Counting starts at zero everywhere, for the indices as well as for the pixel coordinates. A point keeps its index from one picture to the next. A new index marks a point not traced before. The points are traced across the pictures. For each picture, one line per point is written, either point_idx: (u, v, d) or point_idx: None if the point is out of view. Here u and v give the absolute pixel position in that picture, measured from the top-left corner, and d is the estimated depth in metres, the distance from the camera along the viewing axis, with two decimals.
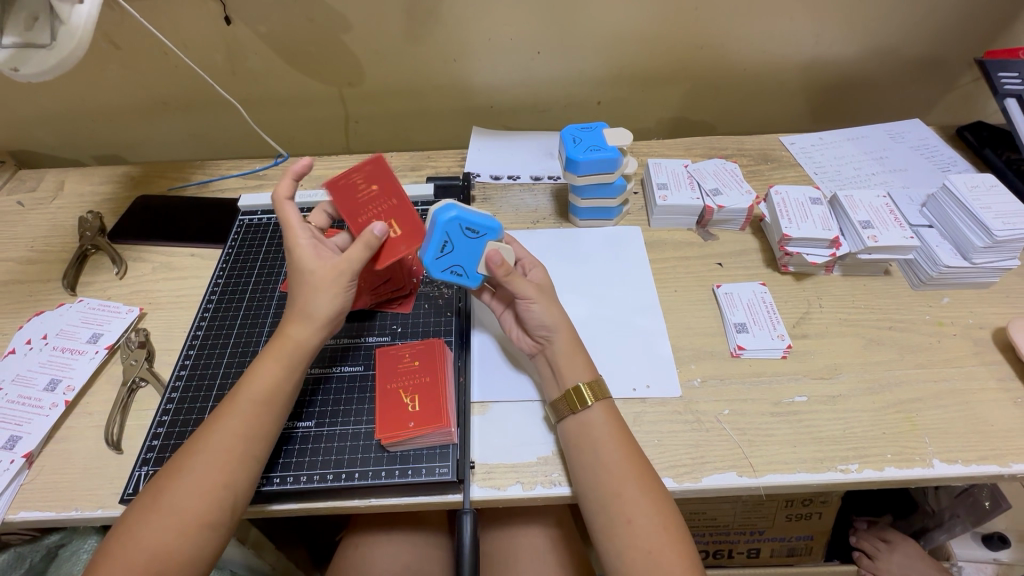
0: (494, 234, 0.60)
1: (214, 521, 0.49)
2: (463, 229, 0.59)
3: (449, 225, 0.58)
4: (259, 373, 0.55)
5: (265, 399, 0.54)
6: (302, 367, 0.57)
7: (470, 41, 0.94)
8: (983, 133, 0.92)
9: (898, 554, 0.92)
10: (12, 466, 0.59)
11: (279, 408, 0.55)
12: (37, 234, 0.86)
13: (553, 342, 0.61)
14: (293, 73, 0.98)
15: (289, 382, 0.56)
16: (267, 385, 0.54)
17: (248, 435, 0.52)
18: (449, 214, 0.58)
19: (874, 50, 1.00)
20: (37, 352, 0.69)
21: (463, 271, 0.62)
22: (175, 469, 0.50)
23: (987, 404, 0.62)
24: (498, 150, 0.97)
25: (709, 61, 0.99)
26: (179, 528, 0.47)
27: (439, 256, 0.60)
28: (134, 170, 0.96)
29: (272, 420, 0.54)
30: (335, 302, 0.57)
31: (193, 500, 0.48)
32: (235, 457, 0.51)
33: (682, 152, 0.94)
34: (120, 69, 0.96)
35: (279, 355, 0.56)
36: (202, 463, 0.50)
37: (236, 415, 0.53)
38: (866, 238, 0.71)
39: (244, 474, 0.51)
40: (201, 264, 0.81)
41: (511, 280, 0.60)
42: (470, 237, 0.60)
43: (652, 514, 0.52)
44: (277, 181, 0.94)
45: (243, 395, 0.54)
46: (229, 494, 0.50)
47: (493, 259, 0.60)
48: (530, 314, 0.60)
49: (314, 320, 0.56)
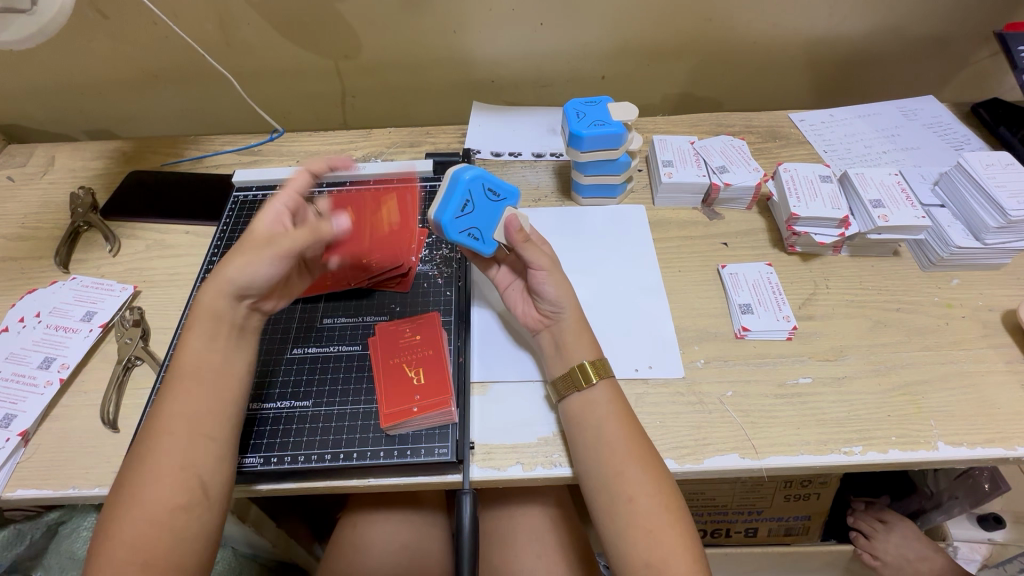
0: (512, 200, 0.64)
1: (187, 503, 0.48)
2: (485, 189, 0.62)
3: (471, 184, 0.61)
4: (186, 351, 0.53)
5: (192, 373, 0.52)
6: (230, 335, 0.55)
7: (471, 11, 0.90)
8: (998, 110, 0.89)
9: (895, 534, 0.92)
10: (7, 444, 0.59)
11: (216, 379, 0.53)
12: (27, 210, 0.84)
13: (561, 319, 0.60)
14: (288, 45, 0.95)
15: (214, 353, 0.54)
16: (195, 361, 0.53)
17: (190, 414, 0.50)
18: (474, 173, 0.61)
19: (889, 24, 0.96)
20: (30, 330, 0.68)
21: (480, 235, 0.62)
22: (132, 464, 0.49)
23: (995, 387, 0.61)
24: (499, 125, 0.94)
25: (717, 34, 0.96)
26: (150, 518, 0.46)
27: (458, 215, 0.60)
28: (126, 145, 0.94)
29: (211, 393, 0.52)
30: (258, 275, 0.54)
31: (155, 489, 0.47)
32: (183, 438, 0.49)
33: (688, 128, 0.92)
34: (108, 40, 0.93)
35: (202, 329, 0.54)
36: (153, 452, 0.49)
37: (173, 398, 0.51)
38: (877, 217, 0.69)
39: (199, 450, 0.50)
40: (195, 241, 0.79)
41: (526, 247, 0.61)
42: (491, 199, 0.63)
43: (652, 493, 0.51)
44: (272, 156, 0.91)
45: (175, 377, 0.52)
46: (193, 475, 0.49)
47: (514, 225, 0.62)
48: (541, 285, 0.60)
49: (235, 292, 0.54)
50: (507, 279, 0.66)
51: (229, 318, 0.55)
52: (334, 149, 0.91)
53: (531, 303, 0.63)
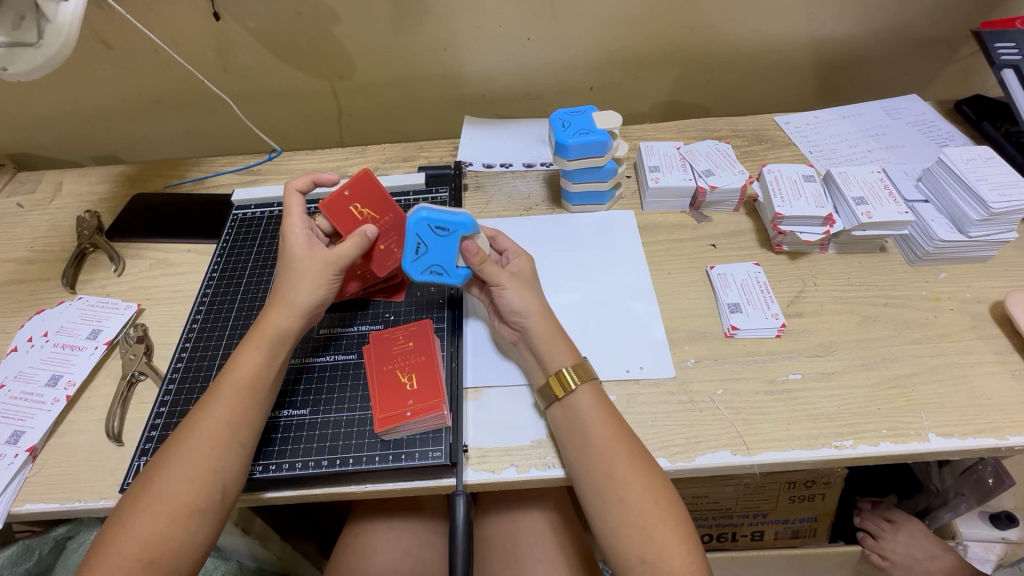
0: (466, 230, 0.62)
1: (205, 508, 0.49)
2: (433, 228, 0.61)
3: (419, 226, 0.61)
4: (241, 359, 0.56)
5: (248, 385, 0.55)
6: (284, 352, 0.57)
7: (460, 30, 0.93)
8: (981, 106, 0.91)
9: (903, 533, 0.91)
10: (16, 460, 0.60)
11: (266, 393, 0.55)
12: (36, 234, 0.87)
13: (529, 329, 0.61)
14: (284, 68, 0.98)
15: (271, 368, 0.56)
16: (250, 370, 0.55)
17: (234, 421, 0.53)
18: (419, 214, 0.61)
19: (870, 26, 0.98)
20: (38, 349, 0.71)
21: (443, 269, 0.63)
22: (164, 459, 0.51)
23: (984, 378, 0.62)
24: (490, 138, 0.97)
25: (701, 42, 0.98)
26: (170, 517, 0.48)
27: (416, 257, 0.62)
28: (130, 169, 0.97)
29: (257, 406, 0.55)
30: (316, 293, 0.59)
31: (182, 485, 0.49)
32: (222, 443, 0.51)
33: (675, 134, 0.93)
34: (112, 69, 0.97)
35: (260, 342, 0.57)
36: (191, 450, 0.51)
37: (221, 402, 0.53)
38: (859, 214, 0.70)
39: (232, 459, 0.52)
40: (197, 259, 0.82)
41: (485, 267, 0.61)
42: (441, 235, 0.61)
43: (644, 490, 0.52)
44: (270, 175, 0.94)
45: (229, 381, 0.55)
46: (218, 481, 0.50)
47: (470, 250, 0.61)
48: (502, 300, 0.62)
49: (294, 309, 0.58)
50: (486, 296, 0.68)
51: (286, 337, 0.57)
52: (330, 166, 0.94)
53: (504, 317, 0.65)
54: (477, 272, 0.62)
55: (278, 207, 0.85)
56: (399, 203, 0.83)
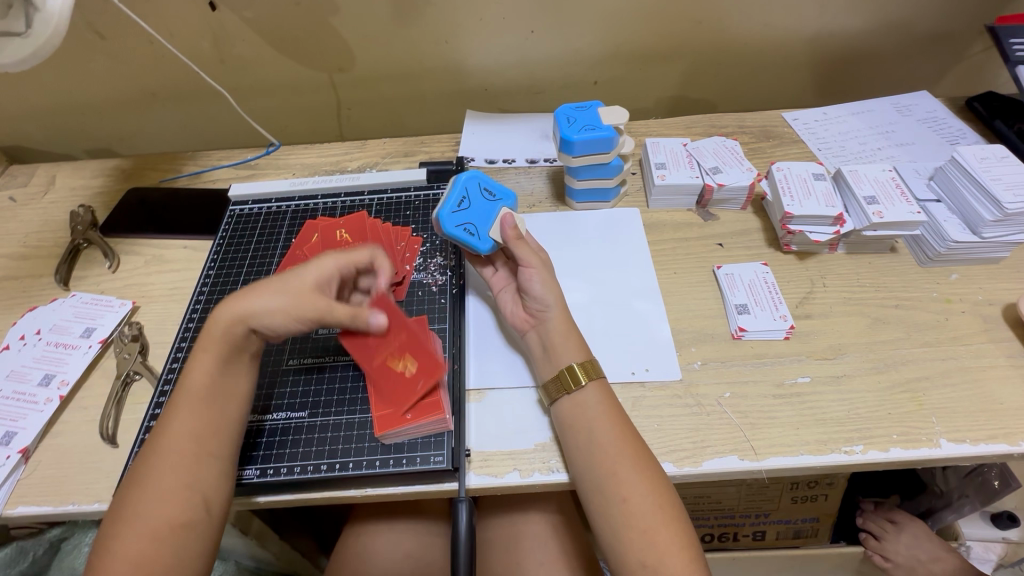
0: (507, 202, 0.68)
1: (189, 519, 0.48)
2: (481, 190, 0.68)
3: (468, 184, 0.68)
4: (195, 372, 0.54)
5: (205, 393, 0.53)
6: (241, 355, 0.56)
7: (462, 22, 0.91)
8: (993, 104, 0.89)
9: (906, 535, 0.91)
10: (8, 462, 0.59)
11: (226, 398, 0.54)
12: (29, 229, 0.85)
13: (548, 319, 0.60)
14: (283, 60, 0.96)
15: (229, 373, 0.55)
16: (204, 379, 0.54)
17: (199, 433, 0.51)
18: (472, 175, 0.69)
19: (880, 21, 0.96)
20: (31, 347, 0.69)
21: (475, 230, 0.64)
22: (137, 480, 0.49)
23: (996, 382, 0.61)
24: (493, 133, 0.95)
25: (708, 36, 0.96)
26: (152, 535, 0.47)
27: (456, 210, 0.65)
28: (125, 163, 0.95)
29: (222, 412, 0.53)
30: (286, 322, 0.55)
31: (158, 504, 0.48)
32: (189, 455, 0.50)
33: (681, 130, 0.92)
34: (106, 60, 0.94)
35: (212, 347, 0.55)
36: (158, 468, 0.49)
37: (182, 414, 0.52)
38: (871, 214, 0.69)
39: (207, 468, 0.50)
40: (193, 256, 0.80)
41: (518, 243, 0.63)
42: (488, 199, 0.68)
43: (646, 493, 0.51)
44: (268, 170, 0.92)
45: (184, 393, 0.53)
46: (196, 493, 0.49)
47: (507, 221, 0.65)
48: (530, 283, 0.61)
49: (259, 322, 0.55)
50: (500, 282, 0.67)
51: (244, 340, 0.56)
52: (329, 161, 0.92)
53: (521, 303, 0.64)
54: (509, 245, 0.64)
55: (276, 202, 0.83)
56: (399, 199, 0.81)
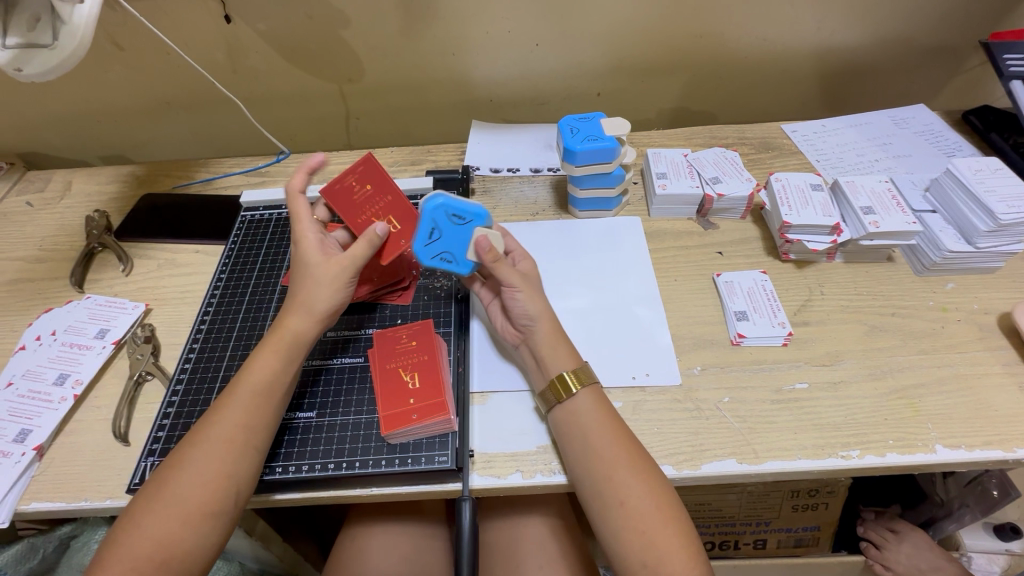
0: (481, 220, 0.62)
1: (218, 510, 0.49)
2: (450, 214, 0.61)
3: (436, 211, 0.61)
4: (257, 366, 0.56)
5: (264, 390, 0.55)
6: (300, 357, 0.58)
7: (469, 35, 0.94)
8: (989, 117, 0.91)
9: (907, 544, 0.91)
10: (23, 458, 0.60)
11: (280, 398, 0.56)
12: (45, 233, 0.88)
13: (535, 332, 0.61)
14: (294, 71, 0.99)
15: (287, 374, 0.56)
16: (265, 376, 0.55)
17: (250, 427, 0.53)
18: (436, 201, 0.61)
19: (878, 36, 0.98)
20: (46, 348, 0.71)
21: (453, 257, 0.63)
22: (178, 460, 0.51)
23: (991, 389, 0.62)
24: (498, 143, 0.97)
25: (709, 50, 0.99)
26: (183, 519, 0.48)
27: (428, 243, 0.62)
28: (139, 169, 0.98)
29: (273, 410, 0.55)
30: (335, 298, 0.59)
31: (193, 489, 0.49)
32: (236, 447, 0.52)
33: (683, 141, 0.94)
34: (123, 70, 0.97)
35: (277, 346, 0.57)
36: (205, 453, 0.51)
37: (236, 405, 0.53)
38: (867, 223, 0.70)
39: (246, 462, 0.52)
40: (205, 260, 0.82)
41: (498, 267, 0.61)
42: (458, 223, 0.62)
43: (645, 497, 0.52)
44: (278, 177, 0.94)
45: (245, 385, 0.55)
46: (232, 485, 0.51)
47: (482, 246, 0.61)
48: (514, 304, 0.61)
49: (313, 313, 0.58)
50: (486, 296, 0.68)
51: (304, 341, 0.58)
52: (338, 169, 0.94)
53: (509, 317, 0.64)
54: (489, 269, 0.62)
55: (286, 209, 0.85)
56: None
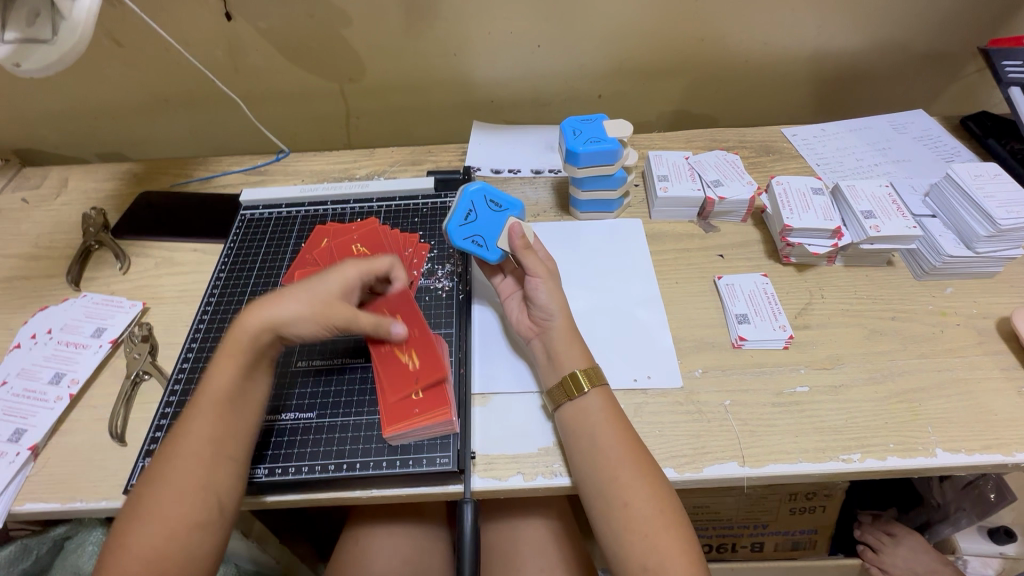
0: (513, 209, 0.69)
1: (204, 520, 0.49)
2: (488, 201, 0.68)
3: (474, 196, 0.68)
4: (217, 374, 0.55)
5: (226, 399, 0.54)
6: (260, 363, 0.57)
7: (471, 36, 0.94)
8: (986, 123, 0.91)
9: (903, 547, 0.91)
10: (17, 458, 0.60)
11: (243, 406, 0.55)
12: (41, 230, 0.87)
13: (552, 327, 0.62)
14: (294, 69, 0.99)
15: (247, 380, 0.56)
16: (224, 386, 0.54)
17: (217, 437, 0.52)
18: (475, 187, 0.69)
19: (877, 41, 0.99)
20: (42, 346, 0.70)
21: (484, 242, 0.66)
22: (153, 479, 0.50)
23: (991, 394, 0.62)
24: (498, 144, 0.97)
25: (709, 54, 0.99)
26: (168, 533, 0.48)
27: (463, 224, 0.66)
28: (137, 167, 0.97)
29: (239, 418, 0.54)
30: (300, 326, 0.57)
31: (175, 504, 0.49)
32: (209, 458, 0.51)
33: (683, 144, 0.94)
34: (122, 66, 0.97)
35: (234, 354, 0.55)
36: (178, 469, 0.50)
37: (200, 418, 0.53)
38: (868, 228, 0.71)
39: (222, 472, 0.51)
40: (203, 259, 0.81)
41: (525, 253, 0.64)
42: (494, 209, 0.68)
43: (649, 499, 0.52)
44: (277, 176, 0.94)
45: (205, 398, 0.54)
46: (212, 493, 0.50)
47: (515, 229, 0.66)
48: (536, 294, 0.62)
49: (275, 324, 0.56)
50: (506, 289, 0.69)
51: (264, 347, 0.57)
52: (338, 169, 0.94)
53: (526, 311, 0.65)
54: (516, 254, 0.65)
55: (286, 208, 0.85)
56: (407, 206, 0.83)
